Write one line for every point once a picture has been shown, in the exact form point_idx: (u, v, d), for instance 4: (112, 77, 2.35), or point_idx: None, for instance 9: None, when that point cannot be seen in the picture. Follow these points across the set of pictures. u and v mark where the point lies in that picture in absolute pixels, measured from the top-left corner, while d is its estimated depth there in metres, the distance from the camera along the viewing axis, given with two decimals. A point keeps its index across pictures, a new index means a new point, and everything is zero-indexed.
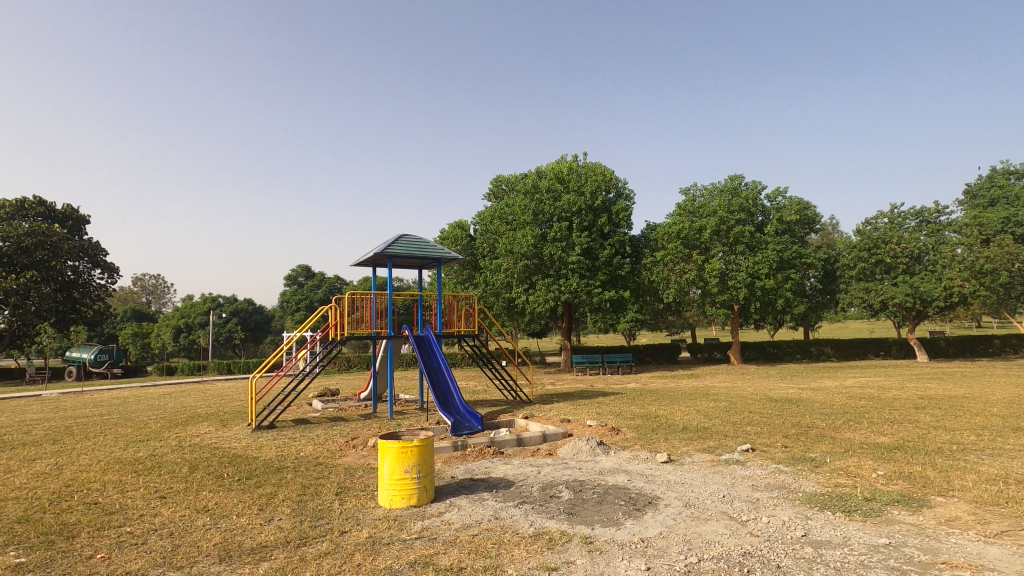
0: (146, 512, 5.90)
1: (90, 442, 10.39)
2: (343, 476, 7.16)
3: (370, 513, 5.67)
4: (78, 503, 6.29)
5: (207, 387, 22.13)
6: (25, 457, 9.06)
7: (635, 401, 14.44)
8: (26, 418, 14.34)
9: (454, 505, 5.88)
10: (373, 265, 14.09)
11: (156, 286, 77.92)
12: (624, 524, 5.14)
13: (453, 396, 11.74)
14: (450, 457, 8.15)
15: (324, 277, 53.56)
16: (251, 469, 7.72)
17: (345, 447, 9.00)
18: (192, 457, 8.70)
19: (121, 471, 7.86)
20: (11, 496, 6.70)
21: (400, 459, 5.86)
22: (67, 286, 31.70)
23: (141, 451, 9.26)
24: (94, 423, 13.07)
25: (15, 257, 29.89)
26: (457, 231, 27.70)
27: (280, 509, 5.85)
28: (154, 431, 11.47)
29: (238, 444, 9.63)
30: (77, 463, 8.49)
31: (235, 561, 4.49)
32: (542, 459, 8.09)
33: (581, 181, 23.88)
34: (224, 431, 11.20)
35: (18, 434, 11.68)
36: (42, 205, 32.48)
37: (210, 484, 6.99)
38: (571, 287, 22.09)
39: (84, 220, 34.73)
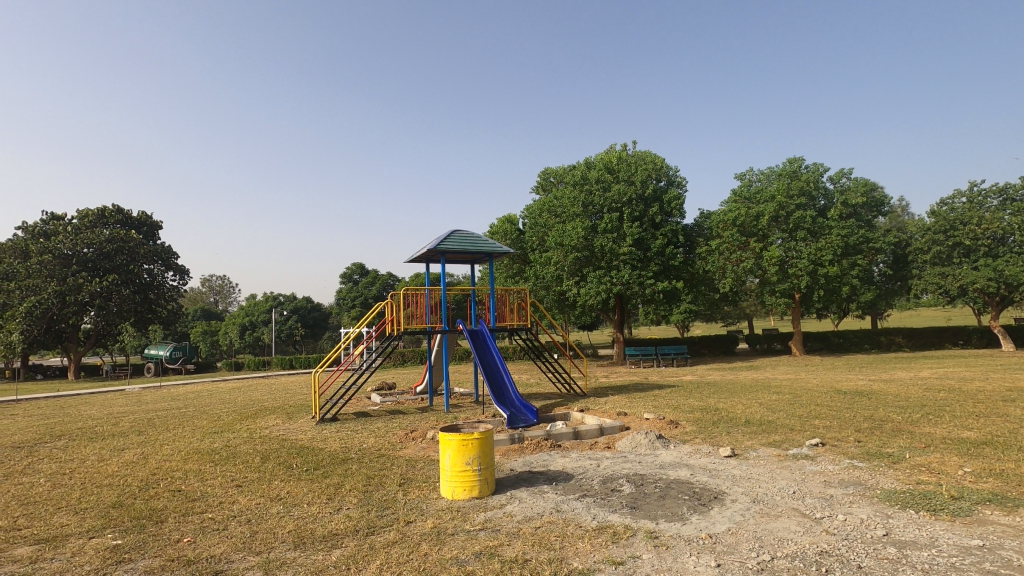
0: (226, 499, 6.25)
1: (171, 434, 11.10)
2: (405, 468, 7.34)
3: (433, 505, 5.78)
4: (164, 490, 6.73)
5: (272, 382, 23.20)
6: (116, 447, 9.77)
7: (692, 393, 14.08)
8: (113, 411, 15.48)
9: (515, 498, 5.91)
10: (427, 261, 14.32)
11: (222, 287, 82.53)
12: (690, 519, 5.01)
13: (508, 389, 11.77)
14: (508, 449, 8.22)
15: (377, 275, 54.75)
16: (318, 460, 8.03)
17: (405, 440, 9.22)
18: (263, 448, 9.14)
19: (199, 460, 8.35)
20: (106, 482, 7.25)
21: (461, 451, 5.94)
22: (144, 287, 33.91)
23: (216, 442, 9.79)
24: (172, 415, 13.94)
25: (98, 262, 32.21)
26: (506, 225, 27.78)
27: (348, 499, 6.05)
28: (227, 424, 12.14)
29: (304, 436, 10.05)
30: (160, 452, 9.08)
31: (309, 548, 4.68)
32: (600, 452, 8.01)
33: (631, 171, 23.46)
34: (290, 424, 11.68)
35: (108, 425, 12.64)
36: (121, 213, 34.72)
37: (280, 474, 7.32)
38: (623, 279, 21.77)
39: (157, 226, 36.89)
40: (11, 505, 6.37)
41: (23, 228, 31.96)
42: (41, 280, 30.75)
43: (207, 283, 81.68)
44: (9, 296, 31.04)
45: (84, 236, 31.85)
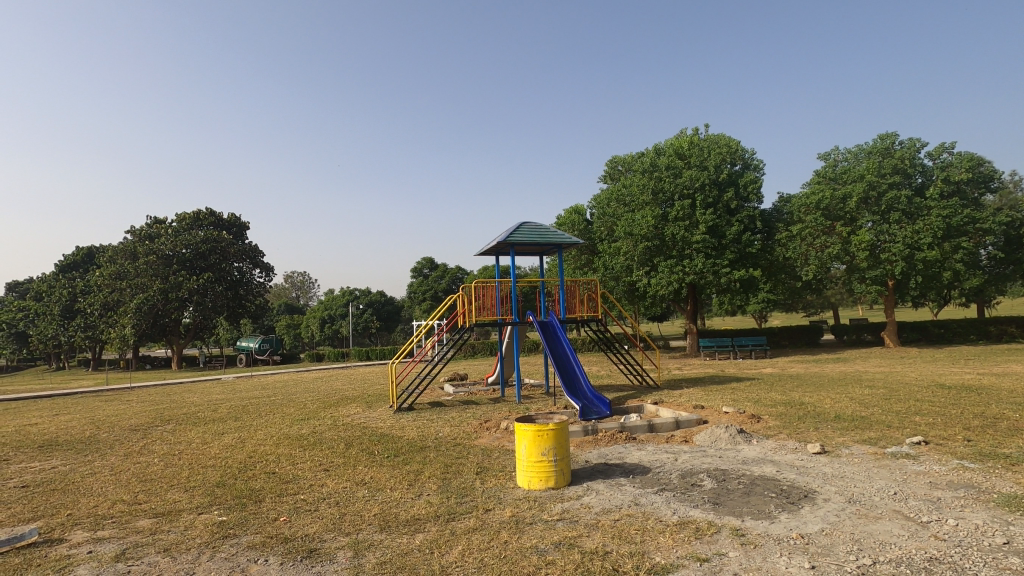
0: (316, 482, 6.62)
1: (264, 420, 11.91)
2: (481, 457, 7.48)
3: (511, 493, 5.85)
4: (260, 472, 7.23)
5: (351, 372, 24.33)
6: (217, 431, 10.61)
7: (774, 387, 13.39)
8: (212, 398, 16.81)
9: (592, 489, 5.87)
10: (497, 253, 14.47)
11: (303, 282, 87.41)
12: (779, 518, 4.78)
13: (580, 381, 11.68)
14: (583, 441, 8.17)
15: (446, 268, 56.05)
16: (397, 447, 8.34)
17: (479, 429, 9.38)
18: (346, 434, 9.61)
19: (290, 445, 8.91)
20: (210, 463, 7.89)
21: (537, 442, 5.96)
22: (235, 284, 36.44)
23: (304, 429, 10.40)
24: (263, 403, 14.93)
25: (195, 261, 34.98)
26: (574, 216, 27.61)
27: (428, 485, 6.24)
28: (313, 412, 12.86)
29: (383, 424, 10.47)
30: (255, 437, 9.76)
31: (394, 531, 4.87)
32: (678, 446, 7.80)
33: (703, 155, 22.56)
34: (370, 412, 12.20)
35: (209, 411, 13.74)
36: (214, 216, 37.50)
37: (363, 459, 7.67)
38: (697, 268, 21.00)
39: (245, 226, 39.50)
40: (132, 481, 7.05)
41: (132, 232, 35.21)
42: (148, 278, 33.83)
43: (289, 278, 86.68)
44: (122, 294, 34.42)
45: (183, 237, 34.66)
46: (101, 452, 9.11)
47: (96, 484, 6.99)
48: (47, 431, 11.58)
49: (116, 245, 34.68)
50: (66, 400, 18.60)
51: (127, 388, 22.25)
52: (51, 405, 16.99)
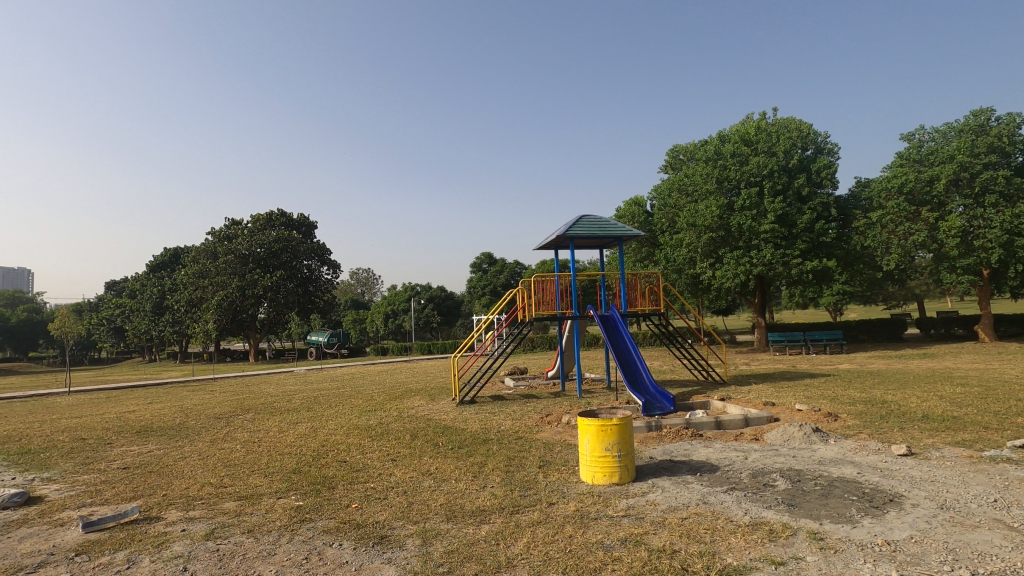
0: (384, 471, 6.87)
1: (334, 410, 12.46)
2: (543, 450, 7.50)
3: (574, 488, 5.82)
4: (333, 460, 7.58)
5: (414, 366, 25.02)
6: (293, 421, 11.18)
7: (852, 384, 12.62)
8: (287, 389, 17.76)
9: (657, 486, 5.76)
10: (556, 247, 14.41)
11: (368, 279, 90.45)
12: (861, 522, 4.51)
13: (642, 375, 11.45)
14: (646, 437, 8.03)
15: (505, 263, 56.42)
16: (461, 439, 8.50)
17: (541, 423, 9.40)
18: (411, 426, 9.88)
19: (359, 435, 9.28)
20: (286, 450, 8.33)
21: (600, 437, 5.90)
22: (304, 281, 38.20)
23: (371, 420, 10.79)
24: (333, 395, 15.61)
25: (269, 259, 36.95)
26: (633, 208, 27.14)
27: (491, 477, 6.33)
28: (379, 403, 13.32)
29: (446, 417, 10.69)
30: (327, 427, 10.23)
31: (460, 521, 4.97)
32: (748, 444, 7.51)
33: (770, 141, 21.53)
34: (434, 405, 12.50)
35: (284, 401, 14.52)
36: (285, 216, 39.39)
37: (428, 451, 7.86)
38: (765, 259, 20.06)
39: (313, 225, 41.28)
40: (218, 466, 7.56)
41: (212, 233, 37.59)
42: (227, 276, 36.09)
43: (354, 275, 89.84)
44: (204, 291, 36.85)
45: (257, 237, 36.68)
46: (190, 438, 9.83)
47: (186, 468, 7.54)
48: (144, 418, 12.60)
49: (198, 246, 37.13)
50: (159, 389, 20.16)
51: (210, 379, 23.85)
52: (145, 394, 18.47)
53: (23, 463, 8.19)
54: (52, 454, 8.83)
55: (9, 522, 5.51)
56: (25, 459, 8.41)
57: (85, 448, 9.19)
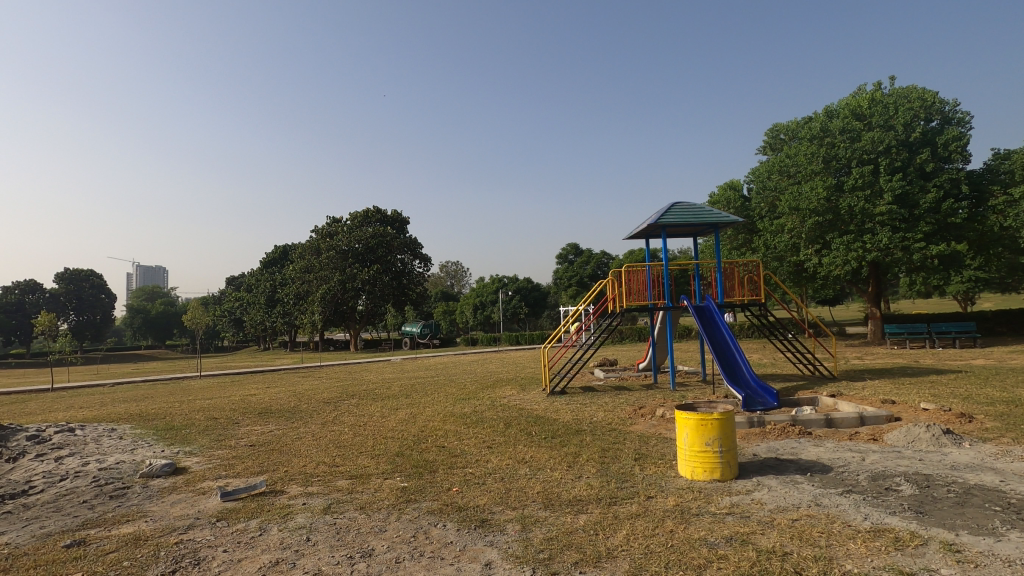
0: (481, 457, 7.08)
1: (430, 398, 12.99)
2: (638, 443, 7.38)
3: (672, 482, 5.69)
4: (432, 445, 7.93)
5: (504, 356, 25.48)
6: (393, 407, 11.82)
7: (989, 382, 11.25)
8: (386, 377, 18.77)
9: (763, 485, 5.48)
10: (647, 236, 14.04)
11: (457, 272, 93.13)
12: (1008, 536, 4.03)
13: (741, 368, 10.91)
14: (748, 433, 7.66)
15: (592, 254, 55.75)
16: (554, 429, 8.57)
17: (634, 416, 9.24)
18: (505, 415, 10.09)
19: (455, 422, 9.64)
20: (389, 434, 8.83)
21: (700, 431, 5.71)
22: (399, 274, 39.99)
23: (466, 408, 11.14)
24: (428, 383, 16.28)
25: (366, 254, 39.08)
26: (729, 193, 25.89)
27: (587, 468, 6.34)
28: (472, 392, 13.73)
29: (538, 406, 10.82)
30: (425, 413, 10.72)
31: (558, 509, 5.02)
32: (865, 444, 6.94)
33: (887, 114, 19.58)
34: (525, 395, 12.69)
35: (384, 388, 15.37)
36: (380, 213, 41.39)
37: (522, 439, 7.99)
38: (881, 243, 18.31)
39: (405, 221, 43.09)
40: (329, 446, 8.17)
41: (317, 230, 40.40)
42: (329, 271, 38.67)
43: (444, 267, 93.08)
44: (310, 285, 39.68)
45: (356, 233, 38.87)
46: (304, 420, 10.71)
47: (302, 447, 8.21)
48: (265, 401, 13.87)
49: (304, 243, 40.07)
50: (275, 375, 22.07)
51: (317, 366, 25.73)
52: (264, 379, 20.32)
53: (169, 437, 9.31)
54: (192, 430, 9.97)
55: (162, 488, 6.31)
56: (171, 434, 9.57)
57: (218, 426, 10.29)
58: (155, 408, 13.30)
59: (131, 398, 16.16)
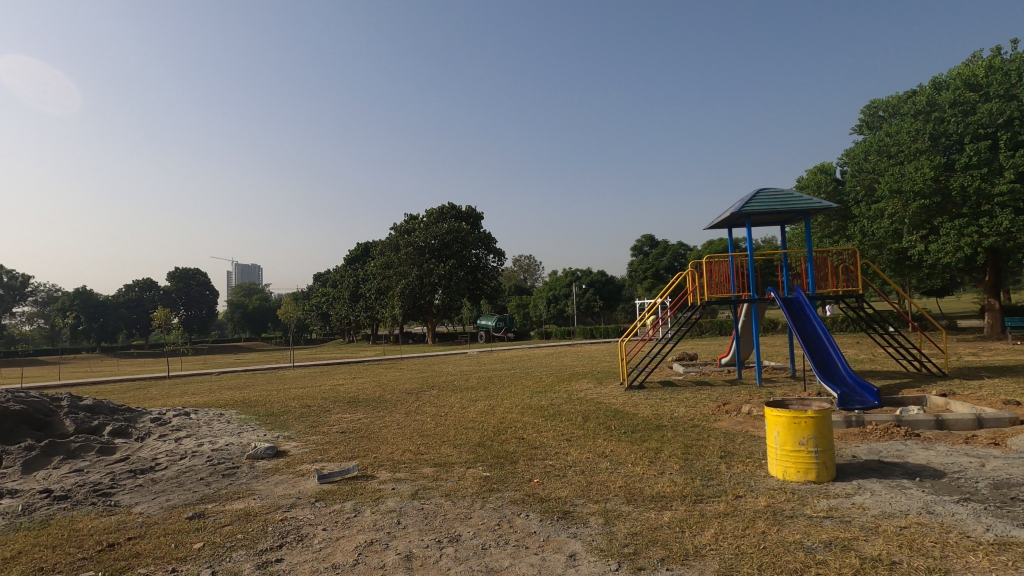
0: (561, 450, 7.10)
1: (507, 390, 13.18)
2: (724, 440, 7.12)
3: (763, 482, 5.45)
4: (511, 436, 8.05)
5: (579, 350, 25.34)
6: (472, 398, 12.10)
7: None
8: (464, 369, 19.23)
9: (865, 489, 5.12)
10: (730, 226, 13.43)
11: (530, 265, 93.66)
12: None
13: (836, 364, 10.22)
14: (846, 434, 7.18)
15: (668, 245, 54.08)
16: (635, 424, 8.43)
17: (718, 412, 8.92)
18: (583, 408, 10.05)
19: (533, 414, 9.71)
20: (469, 425, 9.06)
21: (793, 429, 5.42)
22: (473, 269, 40.73)
23: (543, 400, 11.21)
24: (505, 375, 16.52)
25: (442, 250, 40.09)
26: (820, 177, 24.25)
27: (670, 464, 6.20)
28: (549, 385, 13.77)
29: (616, 401, 10.70)
30: (503, 405, 10.89)
31: (641, 505, 4.95)
32: (983, 449, 6.31)
33: (1007, 82, 17.54)
34: (602, 389, 12.59)
35: (463, 380, 15.76)
36: (455, 209, 42.29)
37: (601, 433, 7.94)
38: (1001, 227, 16.44)
39: (479, 216, 43.79)
40: (414, 435, 8.50)
41: (395, 228, 41.96)
42: (408, 266, 40.05)
43: (516, 261, 93.83)
44: (390, 280, 41.27)
45: (432, 229, 39.96)
46: (389, 409, 11.21)
47: (389, 435, 8.60)
48: (352, 390, 14.62)
49: (384, 240, 41.73)
50: (360, 366, 23.21)
51: (398, 358, 26.79)
52: (350, 370, 21.42)
53: (270, 422, 10.07)
54: (289, 416, 10.71)
55: (267, 469, 6.85)
56: (271, 420, 10.33)
57: (312, 413, 11.00)
58: (256, 396, 14.39)
59: (234, 386, 17.56)
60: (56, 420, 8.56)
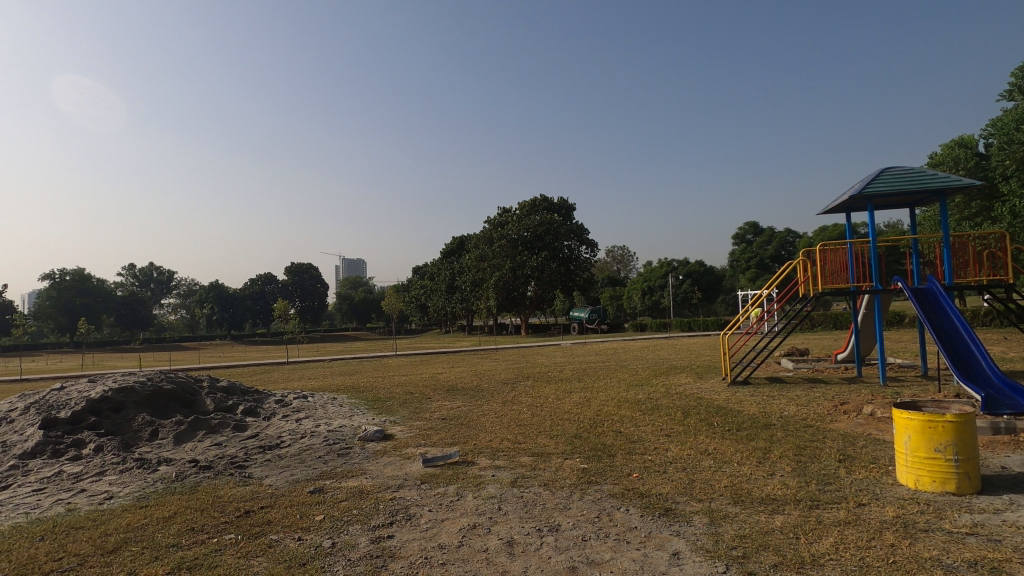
0: (660, 445, 6.92)
1: (602, 383, 13.05)
2: (843, 443, 6.56)
3: (890, 491, 4.97)
4: (608, 429, 7.96)
5: (676, 343, 24.50)
6: (566, 390, 12.11)
7: None
8: (557, 360, 19.29)
9: (1019, 506, 4.50)
10: (848, 210, 12.29)
11: (624, 256, 91.79)
12: None
13: (979, 363, 9.05)
14: (993, 443, 6.35)
15: (774, 232, 50.65)
16: (740, 422, 8.02)
17: (835, 412, 8.24)
18: (683, 403, 9.72)
19: (630, 408, 9.54)
20: (565, 416, 9.09)
21: (928, 434, 4.89)
22: (566, 260, 40.60)
23: (640, 394, 10.98)
24: (600, 368, 16.36)
25: (535, 241, 40.34)
26: (958, 152, 21.55)
27: (780, 465, 5.83)
28: (645, 378, 13.45)
29: (719, 396, 10.23)
30: (598, 398, 10.80)
31: (749, 507, 4.71)
32: None
33: None
34: (702, 383, 12.11)
35: (557, 371, 15.83)
36: (547, 201, 42.41)
37: (703, 430, 7.63)
38: None
39: (572, 207, 43.64)
40: (511, 424, 8.68)
41: (489, 221, 42.91)
42: (501, 259, 40.75)
43: (609, 253, 92.41)
44: (484, 272, 42.26)
45: (525, 221, 40.37)
46: (486, 397, 11.54)
47: (487, 423, 8.84)
48: (451, 379, 15.20)
49: (478, 234, 42.78)
50: (456, 356, 24.04)
51: (493, 348, 27.42)
52: (448, 359, 22.28)
53: (378, 407, 10.74)
54: (394, 402, 11.36)
55: (376, 450, 7.31)
56: (378, 405, 11.02)
57: (415, 400, 11.57)
58: (364, 382, 15.41)
59: (345, 372, 18.91)
60: (199, 399, 9.68)
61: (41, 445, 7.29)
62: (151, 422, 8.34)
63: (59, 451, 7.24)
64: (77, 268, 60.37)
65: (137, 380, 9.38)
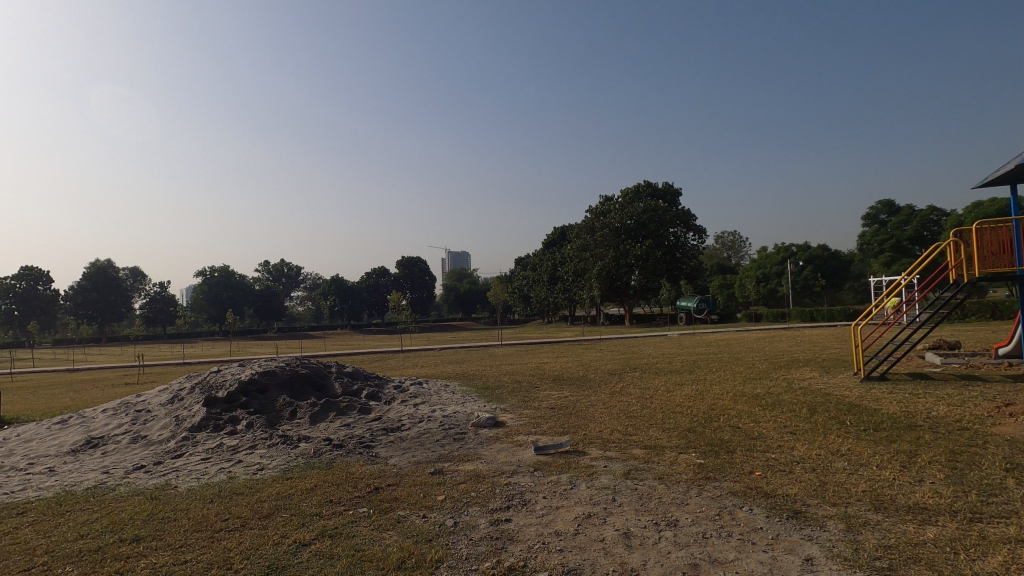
0: (785, 444, 6.48)
1: (716, 375, 12.46)
2: (1010, 450, 5.72)
3: None
4: (725, 424, 7.58)
5: (797, 334, 22.70)
6: (676, 382, 11.71)
7: None
8: (665, 352, 18.69)
9: None
10: (1013, 181, 10.59)
11: (735, 242, 86.37)
12: None
13: None
14: None
15: (914, 211, 44.96)
16: (879, 421, 7.26)
17: (998, 415, 7.20)
18: (809, 400, 8.99)
19: (748, 403, 9.00)
20: (676, 409, 8.80)
21: None
22: (672, 248, 39.07)
23: (758, 388, 10.35)
24: (712, 360, 15.61)
25: (638, 229, 39.27)
26: None
27: (930, 471, 5.22)
28: (764, 372, 12.63)
29: (851, 393, 9.36)
30: (712, 391, 10.31)
31: (894, 514, 4.28)
32: None
33: None
34: (830, 378, 11.15)
35: (666, 363, 15.34)
36: (652, 187, 41.10)
37: (835, 429, 7.02)
38: None
39: (678, 192, 41.93)
40: (619, 416, 8.55)
41: (591, 210, 42.48)
42: (603, 248, 40.18)
43: (718, 239, 87.59)
44: (587, 262, 41.92)
45: (628, 209, 39.42)
46: (592, 388, 11.45)
47: (595, 414, 8.79)
48: (556, 369, 15.27)
49: (580, 223, 42.53)
50: (561, 346, 24.12)
51: (598, 339, 27.15)
52: (553, 349, 22.42)
53: (487, 395, 11.07)
54: (503, 390, 11.65)
55: (489, 437, 7.56)
56: (488, 393, 11.36)
57: (522, 389, 11.77)
58: (472, 371, 15.93)
59: (453, 361, 19.68)
60: (329, 383, 10.59)
61: (205, 420, 8.38)
62: (290, 403, 9.27)
63: (219, 426, 8.28)
64: (222, 267, 68.25)
65: (277, 365, 10.49)
